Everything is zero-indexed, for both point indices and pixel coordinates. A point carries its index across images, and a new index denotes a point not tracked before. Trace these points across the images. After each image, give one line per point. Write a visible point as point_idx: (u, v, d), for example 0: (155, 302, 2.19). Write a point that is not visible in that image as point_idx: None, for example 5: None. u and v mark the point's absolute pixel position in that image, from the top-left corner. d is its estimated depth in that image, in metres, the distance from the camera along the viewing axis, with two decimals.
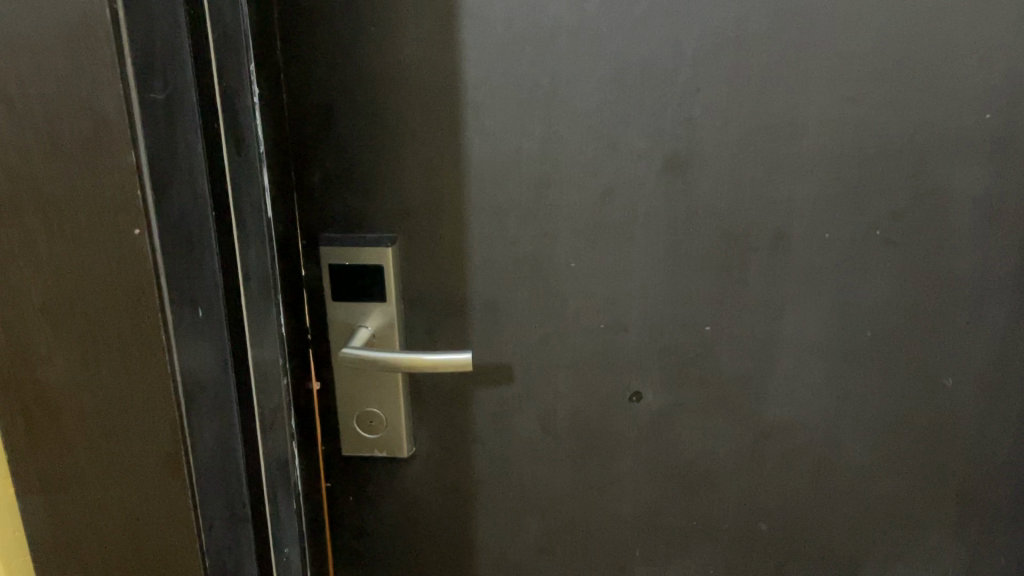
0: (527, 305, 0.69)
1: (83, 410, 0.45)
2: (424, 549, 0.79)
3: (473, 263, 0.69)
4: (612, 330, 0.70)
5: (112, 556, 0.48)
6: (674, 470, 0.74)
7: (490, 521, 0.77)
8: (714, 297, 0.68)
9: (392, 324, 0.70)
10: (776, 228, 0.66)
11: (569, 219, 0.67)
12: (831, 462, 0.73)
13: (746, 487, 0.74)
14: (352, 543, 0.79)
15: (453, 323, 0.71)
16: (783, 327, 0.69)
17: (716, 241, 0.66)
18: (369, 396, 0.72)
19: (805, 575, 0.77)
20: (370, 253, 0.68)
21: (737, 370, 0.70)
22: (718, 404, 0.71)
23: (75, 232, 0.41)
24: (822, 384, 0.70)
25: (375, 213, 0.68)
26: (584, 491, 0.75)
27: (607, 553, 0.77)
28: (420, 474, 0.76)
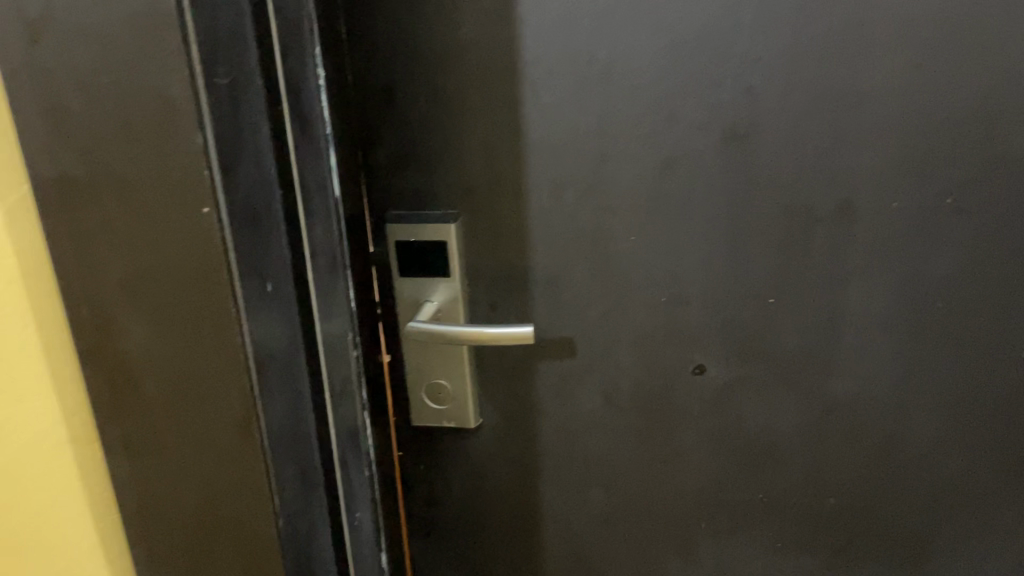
0: (588, 280, 0.70)
1: (162, 380, 0.48)
2: (492, 518, 0.81)
3: (534, 238, 0.70)
4: (673, 304, 0.70)
5: (191, 518, 0.52)
6: (739, 444, 0.74)
7: (555, 492, 0.79)
8: (777, 268, 0.67)
9: (456, 300, 0.72)
10: (841, 198, 0.65)
11: (628, 193, 0.67)
12: (901, 437, 0.71)
13: (813, 462, 0.73)
14: (424, 511, 0.82)
15: (516, 297, 0.72)
16: (850, 299, 0.68)
17: (778, 213, 0.66)
18: (435, 369, 0.74)
19: (874, 551, 0.76)
20: (434, 230, 0.70)
21: (801, 343, 0.69)
22: (782, 377, 0.71)
23: (149, 212, 0.44)
24: (890, 357, 0.69)
25: (438, 191, 0.70)
26: (647, 463, 0.76)
27: (672, 526, 0.78)
28: (487, 444, 0.78)
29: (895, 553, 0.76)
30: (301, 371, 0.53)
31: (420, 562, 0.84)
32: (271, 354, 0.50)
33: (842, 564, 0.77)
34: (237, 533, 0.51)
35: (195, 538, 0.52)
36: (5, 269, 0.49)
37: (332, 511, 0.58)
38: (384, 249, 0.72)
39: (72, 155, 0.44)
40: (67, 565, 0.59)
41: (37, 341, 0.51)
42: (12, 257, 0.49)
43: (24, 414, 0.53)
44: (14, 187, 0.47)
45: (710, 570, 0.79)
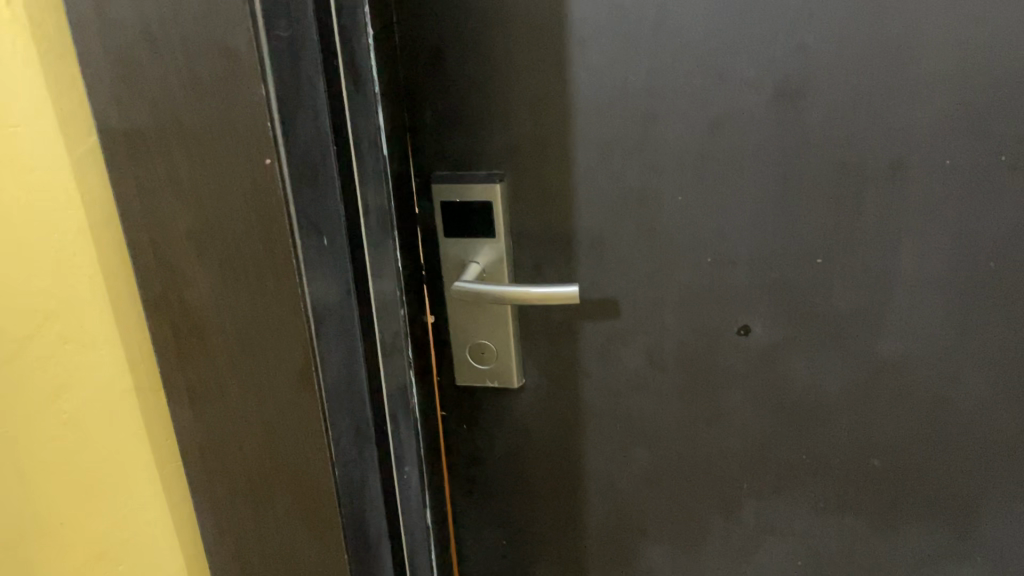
0: (634, 239, 0.70)
1: (224, 328, 0.49)
2: (535, 477, 0.82)
3: (580, 198, 0.70)
4: (719, 264, 0.70)
5: (252, 465, 0.53)
6: (784, 404, 0.74)
7: (598, 451, 0.79)
8: (826, 228, 0.67)
9: (501, 260, 0.73)
10: (893, 156, 0.64)
11: (677, 152, 0.67)
12: (949, 397, 0.71)
13: (858, 423, 0.73)
14: (467, 469, 0.83)
15: (561, 257, 0.72)
16: (899, 259, 0.67)
17: (829, 171, 0.65)
18: (480, 329, 0.75)
19: (919, 512, 0.76)
20: (480, 190, 0.70)
21: (850, 302, 0.69)
22: (829, 337, 0.71)
23: (212, 163, 0.44)
24: (940, 317, 0.69)
25: (484, 151, 0.70)
26: (691, 423, 0.76)
27: (714, 486, 0.78)
28: (530, 404, 0.79)
29: (939, 514, 0.76)
30: (355, 325, 0.54)
31: (463, 519, 0.85)
32: (328, 307, 0.51)
33: (885, 525, 0.77)
34: (296, 480, 0.53)
35: (256, 485, 0.54)
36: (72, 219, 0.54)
37: (384, 464, 0.59)
38: (428, 210, 0.72)
39: (141, 105, 0.45)
40: (133, 505, 0.62)
41: (103, 288, 0.56)
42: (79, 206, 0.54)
43: (90, 360, 0.57)
44: (81, 139, 0.52)
45: (752, 530, 0.80)
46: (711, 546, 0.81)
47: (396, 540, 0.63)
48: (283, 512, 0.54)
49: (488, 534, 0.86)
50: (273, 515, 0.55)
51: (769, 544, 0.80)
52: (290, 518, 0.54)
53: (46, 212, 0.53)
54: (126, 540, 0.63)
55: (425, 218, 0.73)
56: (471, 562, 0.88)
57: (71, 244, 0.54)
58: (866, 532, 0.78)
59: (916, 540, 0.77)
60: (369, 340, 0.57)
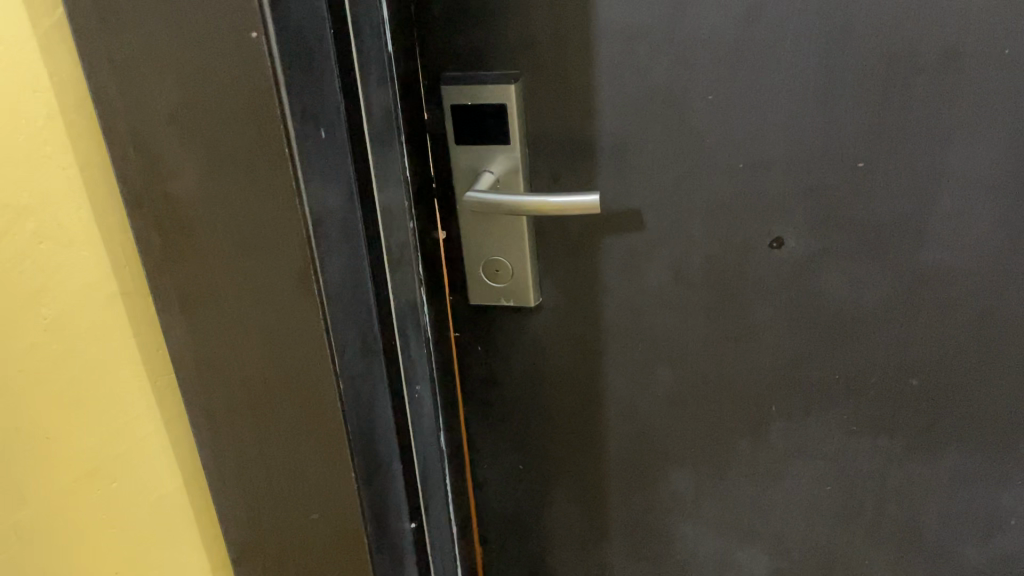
0: (659, 144, 0.66)
1: (215, 227, 0.45)
2: (554, 399, 0.79)
3: (601, 98, 0.65)
4: (752, 169, 0.65)
5: (253, 378, 0.50)
6: (818, 320, 0.69)
7: (619, 371, 0.76)
8: (871, 127, 0.62)
9: (516, 169, 0.68)
10: (949, 44, 0.58)
11: (707, 44, 0.61)
12: (996, 311, 0.67)
13: (898, 340, 0.69)
14: (483, 392, 0.80)
15: (580, 164, 0.68)
16: (949, 160, 0.62)
17: (875, 64, 0.60)
18: (493, 243, 0.71)
19: (957, 433, 0.72)
20: (493, 92, 0.65)
21: (892, 210, 0.64)
22: (869, 248, 0.66)
23: (192, 36, 0.40)
24: (990, 225, 0.64)
25: (498, 48, 0.65)
26: (719, 341, 0.72)
27: (741, 407, 0.75)
28: (549, 323, 0.75)
29: (979, 436, 0.72)
30: (358, 229, 0.50)
31: (479, 443, 0.83)
32: (328, 207, 0.47)
33: (923, 447, 0.73)
34: (299, 394, 0.49)
35: (256, 399, 0.51)
36: (42, 105, 0.50)
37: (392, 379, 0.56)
38: (437, 116, 0.67)
39: None
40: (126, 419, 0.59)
41: (81, 185, 0.52)
42: (48, 90, 0.49)
43: (67, 262, 0.54)
44: (48, 11, 0.48)
45: (780, 453, 0.76)
46: (738, 470, 0.78)
47: (407, 460, 0.60)
48: (286, 427, 0.51)
49: (505, 459, 0.83)
50: (275, 429, 0.51)
51: (797, 468, 0.77)
52: (293, 433, 0.51)
53: (11, 92, 0.49)
54: (123, 453, 0.60)
55: (434, 125, 0.68)
56: (487, 488, 0.85)
57: (43, 132, 0.50)
58: (901, 456, 0.74)
59: (954, 462, 0.74)
60: (375, 247, 0.53)
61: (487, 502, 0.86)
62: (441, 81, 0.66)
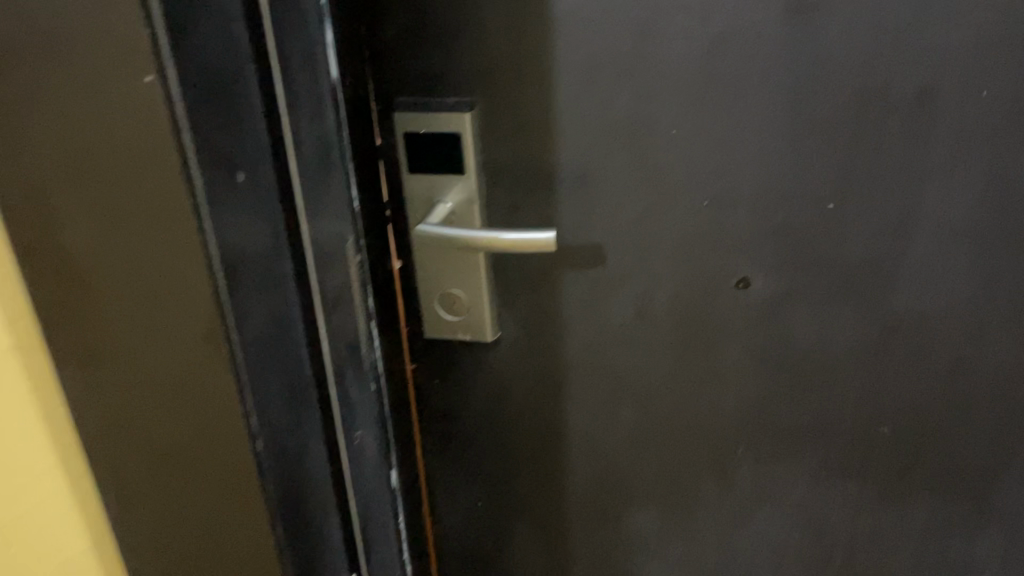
0: (621, 178, 0.62)
1: (114, 282, 0.44)
2: (513, 437, 0.76)
3: (560, 129, 0.62)
4: (717, 206, 0.62)
5: (160, 438, 0.48)
6: (786, 363, 0.66)
7: (580, 409, 0.73)
8: (842, 167, 0.58)
9: (472, 200, 0.65)
10: (925, 84, 0.55)
11: (670, 76, 0.58)
12: (971, 360, 0.63)
13: (869, 386, 0.66)
14: (440, 426, 0.76)
15: (539, 196, 0.64)
16: (924, 203, 0.59)
17: (846, 102, 0.56)
18: (449, 275, 0.68)
19: (930, 483, 0.69)
20: (447, 120, 0.62)
21: (863, 253, 0.61)
22: (839, 291, 0.63)
23: (86, 86, 0.39)
24: (967, 271, 0.60)
25: (452, 75, 0.61)
26: (683, 381, 0.69)
27: (707, 449, 0.72)
28: (508, 359, 0.72)
29: (953, 486, 0.69)
30: (288, 277, 0.46)
31: (436, 478, 0.79)
32: (245, 254, 0.44)
33: (895, 496, 0.70)
34: (208, 454, 0.47)
35: (164, 458, 0.49)
36: None
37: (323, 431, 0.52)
38: (392, 143, 0.64)
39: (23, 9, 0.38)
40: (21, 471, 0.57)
41: None
42: None
43: None
44: None
45: (746, 497, 0.73)
46: (702, 513, 0.75)
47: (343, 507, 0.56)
48: (205, 483, 0.48)
49: (463, 495, 0.80)
50: (193, 487, 0.49)
51: (764, 512, 0.74)
52: (215, 488, 0.48)
53: None
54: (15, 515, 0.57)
55: (389, 152, 0.64)
56: (444, 525, 0.82)
57: None
58: (871, 504, 0.71)
59: (927, 512, 0.70)
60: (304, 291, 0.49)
61: (445, 538, 0.83)
62: (395, 107, 0.63)
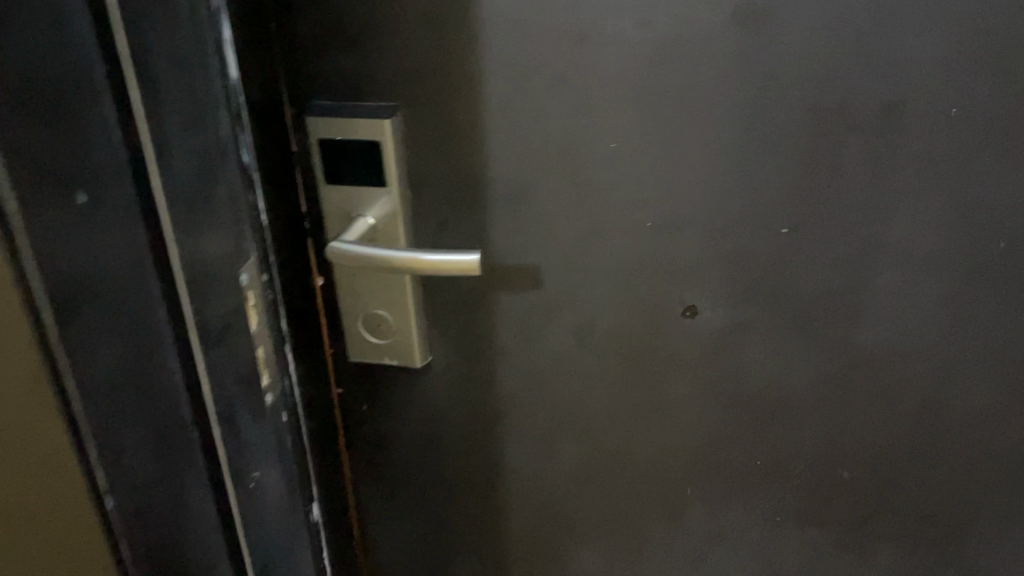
0: (558, 195, 0.56)
1: None
2: (447, 470, 0.70)
3: (490, 139, 0.56)
4: (662, 229, 0.56)
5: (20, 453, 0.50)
6: (737, 400, 0.61)
7: (519, 442, 0.67)
8: (798, 189, 0.52)
9: (395, 214, 0.59)
10: (890, 98, 0.49)
11: (609, 85, 0.52)
12: (938, 401, 0.58)
13: (828, 426, 0.60)
14: (370, 455, 0.70)
15: (470, 212, 0.59)
16: (888, 230, 0.53)
17: (803, 118, 0.50)
18: (373, 295, 0.62)
19: (894, 529, 0.64)
20: (366, 127, 0.56)
21: (821, 283, 0.55)
22: (794, 324, 0.57)
23: None
24: (935, 304, 0.55)
25: (372, 78, 0.55)
26: (628, 416, 0.63)
27: (654, 488, 0.66)
28: (439, 387, 0.66)
29: (917, 534, 0.64)
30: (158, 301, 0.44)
31: (368, 510, 0.73)
32: (84, 282, 0.42)
33: (855, 542, 0.65)
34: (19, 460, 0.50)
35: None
36: None
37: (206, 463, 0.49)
38: (307, 149, 0.58)
39: None
40: None
41: None
42: None
43: None
44: None
45: (697, 540, 0.68)
46: (650, 554, 0.69)
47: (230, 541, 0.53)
48: (126, 506, 0.49)
49: (397, 529, 0.74)
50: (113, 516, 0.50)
51: (716, 555, 0.68)
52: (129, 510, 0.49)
53: None
54: None
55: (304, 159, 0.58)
56: (377, 562, 0.76)
57: None
58: (829, 549, 0.66)
59: (889, 559, 0.65)
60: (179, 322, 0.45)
61: (378, 572, 0.77)
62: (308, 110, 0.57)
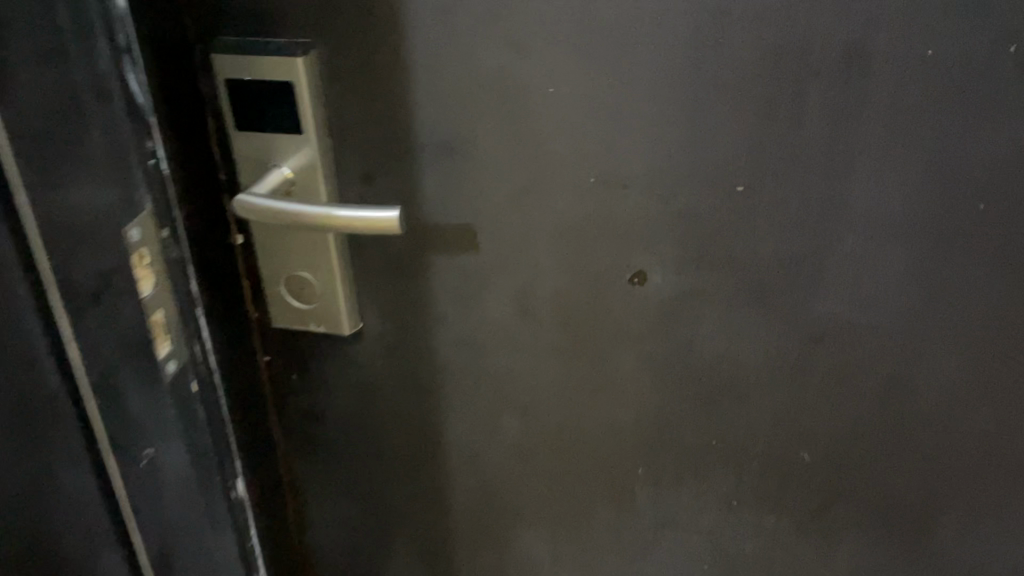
0: (491, 146, 0.51)
1: None
2: (383, 446, 0.65)
3: (414, 83, 0.50)
4: (605, 185, 0.50)
5: None
6: (689, 376, 0.55)
7: (458, 417, 0.62)
8: (754, 141, 0.47)
9: (315, 166, 0.53)
10: (857, 37, 0.43)
11: (542, 21, 0.46)
12: (908, 382, 0.53)
13: (787, 405, 0.55)
14: (303, 428, 0.65)
15: (396, 164, 0.53)
16: (853, 190, 0.47)
17: (758, 60, 0.45)
18: (295, 254, 0.56)
19: (858, 517, 0.59)
20: (276, 66, 0.50)
21: (779, 248, 0.50)
22: (751, 293, 0.52)
23: None
24: (905, 274, 0.49)
25: (281, 11, 0.49)
26: (572, 391, 0.58)
27: (602, 468, 0.61)
28: (371, 358, 0.61)
29: (883, 523, 0.59)
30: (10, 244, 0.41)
31: (301, 486, 0.68)
32: None
33: (816, 529, 0.60)
34: None
35: None
36: None
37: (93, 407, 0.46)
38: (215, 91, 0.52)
39: None
40: None
41: None
42: None
43: None
44: None
45: (649, 523, 0.63)
46: (600, 537, 0.65)
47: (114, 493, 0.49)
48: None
49: (334, 506, 0.69)
50: None
51: (668, 539, 0.64)
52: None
53: None
54: None
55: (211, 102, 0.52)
56: (314, 541, 0.71)
57: None
58: (789, 536, 0.61)
59: (852, 547, 0.61)
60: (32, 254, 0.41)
61: (317, 551, 0.72)
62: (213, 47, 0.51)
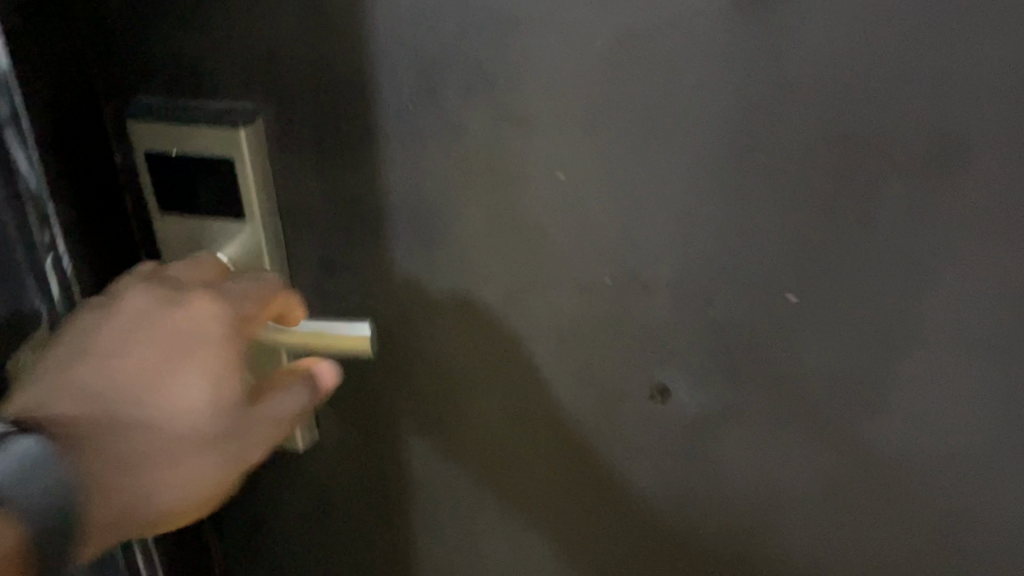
0: (483, 237, 0.41)
1: None
2: (344, 563, 0.55)
3: (387, 161, 0.40)
4: (623, 286, 0.41)
5: None
6: (714, 512, 0.46)
7: (433, 539, 0.52)
8: (809, 247, 0.38)
9: (258, 256, 0.42)
10: (955, 130, 0.34)
11: (549, 91, 0.37)
12: (985, 544, 0.42)
13: (831, 554, 0.45)
14: (249, 541, 0.55)
15: (364, 254, 0.43)
16: (934, 315, 0.38)
17: (823, 151, 0.35)
18: None
19: None
20: (208, 136, 0.39)
21: (835, 374, 0.40)
22: (796, 424, 0.42)
23: None
24: (995, 422, 0.39)
25: (218, 69, 0.39)
26: (571, 514, 0.49)
27: None
28: (329, 469, 0.51)
29: None
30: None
31: None
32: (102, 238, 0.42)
33: None
34: None
35: None
36: None
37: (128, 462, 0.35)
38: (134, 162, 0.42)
39: None
40: None
41: None
42: None
43: None
44: None
45: None
46: None
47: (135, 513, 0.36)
48: None
49: None
50: None
51: None
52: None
53: None
54: None
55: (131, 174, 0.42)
56: None
57: None
58: None
59: None
60: None
61: None
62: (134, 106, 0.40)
